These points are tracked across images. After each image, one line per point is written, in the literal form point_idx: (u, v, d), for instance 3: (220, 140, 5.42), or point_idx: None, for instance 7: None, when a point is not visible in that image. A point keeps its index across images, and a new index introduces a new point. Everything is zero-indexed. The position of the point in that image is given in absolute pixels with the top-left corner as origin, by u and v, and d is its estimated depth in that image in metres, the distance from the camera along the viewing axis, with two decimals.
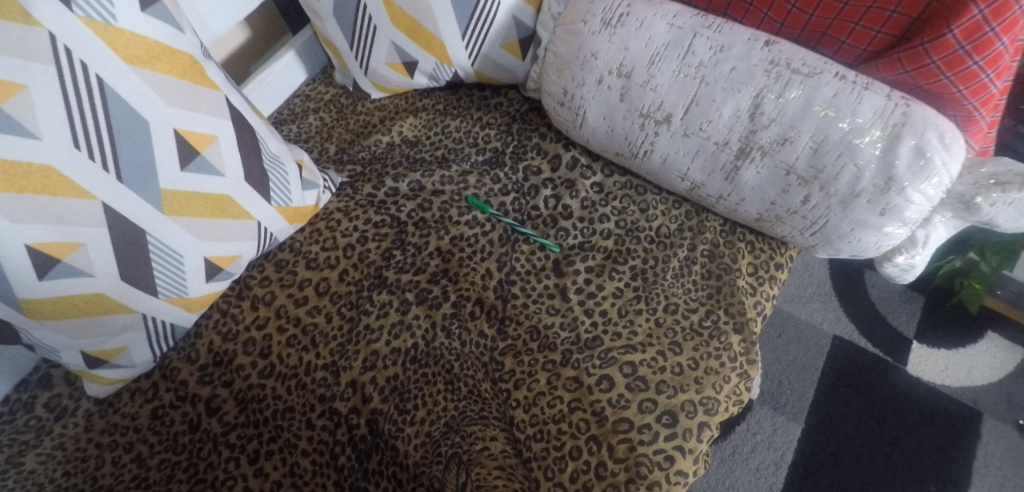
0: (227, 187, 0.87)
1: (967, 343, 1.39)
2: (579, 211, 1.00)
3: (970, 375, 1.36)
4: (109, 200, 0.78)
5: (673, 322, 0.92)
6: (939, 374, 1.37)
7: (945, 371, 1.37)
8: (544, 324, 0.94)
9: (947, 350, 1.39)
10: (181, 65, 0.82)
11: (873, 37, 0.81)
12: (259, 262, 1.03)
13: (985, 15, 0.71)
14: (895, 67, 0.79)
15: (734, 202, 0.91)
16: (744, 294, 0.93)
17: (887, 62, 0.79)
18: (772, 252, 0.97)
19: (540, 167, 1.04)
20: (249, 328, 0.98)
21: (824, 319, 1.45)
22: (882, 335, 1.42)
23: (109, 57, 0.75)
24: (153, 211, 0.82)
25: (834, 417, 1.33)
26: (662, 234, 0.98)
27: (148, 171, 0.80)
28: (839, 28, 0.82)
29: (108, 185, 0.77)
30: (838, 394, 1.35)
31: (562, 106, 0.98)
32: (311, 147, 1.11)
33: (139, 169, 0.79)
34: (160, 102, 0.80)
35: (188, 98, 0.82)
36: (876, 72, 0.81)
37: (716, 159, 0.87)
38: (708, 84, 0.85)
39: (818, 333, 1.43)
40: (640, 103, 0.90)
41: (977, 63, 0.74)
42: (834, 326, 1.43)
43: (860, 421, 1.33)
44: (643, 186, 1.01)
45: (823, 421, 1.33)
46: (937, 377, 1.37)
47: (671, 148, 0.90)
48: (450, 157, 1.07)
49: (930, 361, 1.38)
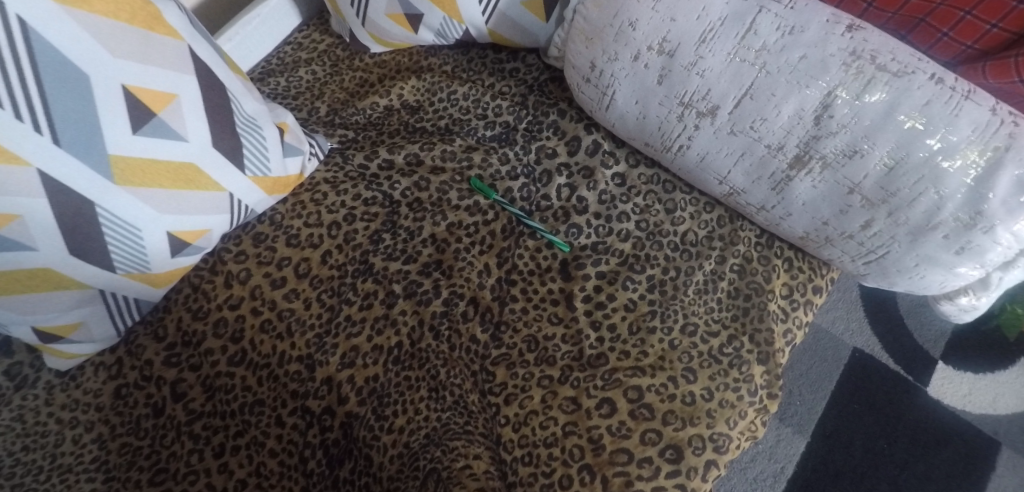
0: (192, 155, 0.76)
1: (996, 368, 1.27)
2: (595, 206, 0.88)
3: (994, 402, 1.25)
4: (48, 166, 0.67)
5: (689, 345, 0.81)
6: (961, 398, 1.25)
7: (968, 396, 1.25)
8: (543, 334, 0.83)
9: (973, 374, 1.27)
10: (126, 6, 0.69)
11: (985, 32, 0.65)
12: (236, 234, 0.93)
13: None
14: (1009, 74, 0.63)
15: (779, 215, 0.77)
16: (773, 320, 0.82)
17: (999, 66, 0.63)
18: (811, 273, 0.85)
19: (556, 149, 0.92)
20: (222, 307, 0.89)
21: (846, 329, 1.32)
22: (907, 351, 1.30)
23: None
24: (102, 181, 0.70)
25: (844, 434, 1.23)
26: (686, 242, 0.86)
27: (93, 133, 0.68)
28: (944, 15, 0.66)
29: (46, 149, 0.66)
30: (850, 410, 1.24)
31: (589, 83, 0.83)
32: (302, 106, 0.99)
33: (84, 131, 0.68)
34: (103, 52, 0.67)
35: (137, 48, 0.70)
36: (980, 77, 0.65)
37: (765, 165, 0.73)
38: (768, 74, 0.69)
39: (839, 343, 1.31)
40: (682, 89, 0.75)
41: None
42: (856, 337, 1.31)
43: (870, 440, 1.22)
44: (672, 183, 0.89)
45: (834, 437, 1.23)
46: (957, 402, 1.25)
47: (712, 145, 0.76)
48: (454, 129, 0.96)
49: (953, 384, 1.27)
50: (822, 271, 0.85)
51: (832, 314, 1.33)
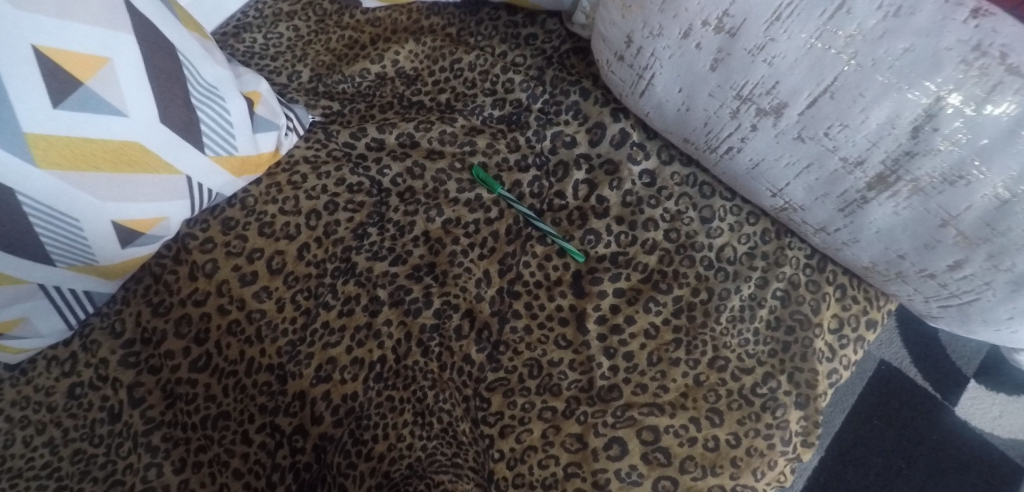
0: (134, 132, 0.63)
1: None
2: (618, 209, 0.76)
3: None
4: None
5: (716, 382, 0.70)
6: (990, 421, 1.00)
7: (998, 420, 1.00)
8: (548, 358, 0.72)
9: (1008, 396, 1.01)
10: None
11: None
12: (202, 218, 0.81)
13: None
14: None
15: (842, 239, 0.64)
16: (817, 358, 0.70)
17: None
18: (866, 304, 0.72)
19: (575, 136, 0.78)
20: (185, 303, 0.78)
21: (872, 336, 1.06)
22: (938, 366, 1.03)
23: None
24: (26, 168, 0.58)
25: (860, 451, 0.99)
26: (722, 259, 0.74)
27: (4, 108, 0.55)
28: None
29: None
30: (870, 424, 1.00)
31: (621, 61, 0.68)
32: (282, 69, 0.85)
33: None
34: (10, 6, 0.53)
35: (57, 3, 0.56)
36: None
37: (836, 180, 0.59)
38: (859, 68, 0.52)
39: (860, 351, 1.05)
40: (742, 79, 0.58)
41: None
42: (882, 348, 1.05)
43: (890, 460, 0.98)
44: (710, 186, 0.75)
45: (848, 453, 0.99)
46: (984, 425, 1.00)
47: (770, 151, 0.61)
48: (456, 105, 0.82)
49: (982, 404, 1.01)
50: (879, 301, 0.73)
51: None
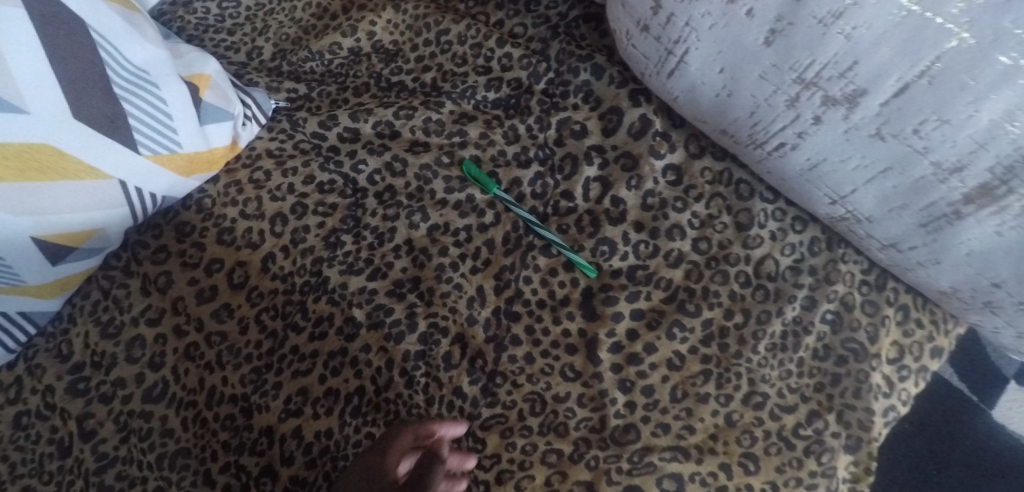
0: (38, 132, 0.51)
1: None
2: (637, 213, 0.63)
3: None
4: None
5: (752, 422, 0.59)
6: None
7: None
8: (553, 393, 0.61)
9: None
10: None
11: None
12: (155, 223, 0.71)
13: None
14: None
15: (918, 259, 0.51)
16: (874, 395, 0.58)
17: None
18: (932, 327, 0.60)
19: (586, 124, 0.65)
20: (138, 322, 0.68)
21: None
22: (973, 361, 0.82)
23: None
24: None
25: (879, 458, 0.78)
26: (762, 274, 0.61)
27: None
28: None
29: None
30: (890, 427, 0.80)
31: (645, 32, 0.54)
32: (241, 45, 0.73)
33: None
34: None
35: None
36: None
37: (922, 189, 0.46)
38: (976, 47, 0.38)
39: None
40: (807, 57, 0.45)
41: None
42: None
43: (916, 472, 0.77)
44: (748, 185, 0.63)
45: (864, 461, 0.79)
46: None
47: (837, 150, 0.48)
48: (443, 86, 0.69)
49: None
50: (946, 325, 0.60)
51: None
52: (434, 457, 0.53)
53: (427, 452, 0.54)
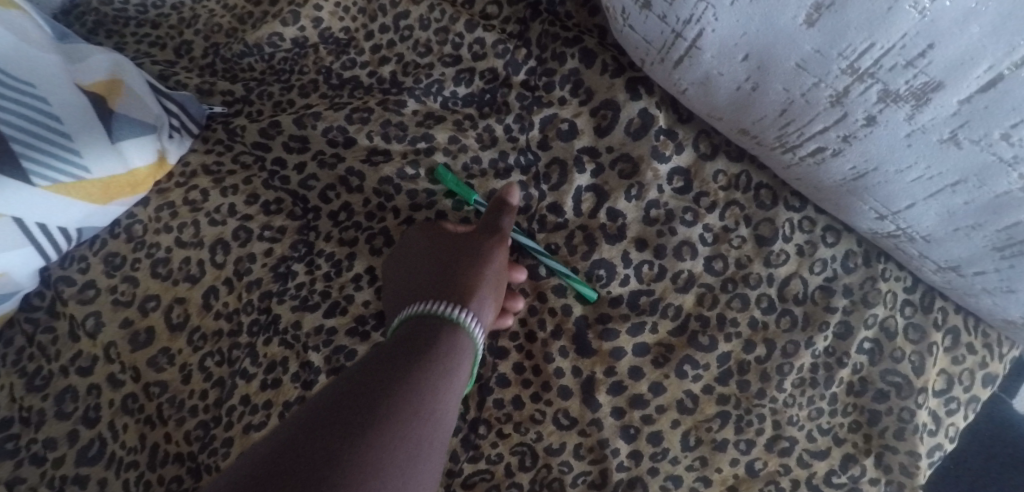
0: None
1: None
2: (638, 228, 0.53)
3: None
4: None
5: (776, 470, 0.50)
6: None
7: None
8: (546, 445, 0.51)
9: None
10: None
11: None
12: (77, 254, 0.60)
13: None
14: None
15: (989, 285, 0.41)
16: (921, 436, 0.49)
17: None
18: (990, 352, 0.50)
19: (574, 121, 0.54)
20: (68, 371, 0.57)
21: None
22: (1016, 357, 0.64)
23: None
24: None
25: None
26: (787, 297, 0.51)
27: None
28: None
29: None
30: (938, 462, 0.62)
31: (647, 10, 0.42)
32: (167, 40, 0.63)
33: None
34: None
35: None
36: None
37: (1005, 205, 0.35)
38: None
39: None
40: (863, 39, 0.33)
41: None
42: None
43: None
44: (770, 189, 0.52)
45: None
46: None
47: (893, 157, 0.38)
48: (404, 80, 0.58)
49: None
50: (1002, 348, 0.50)
51: None
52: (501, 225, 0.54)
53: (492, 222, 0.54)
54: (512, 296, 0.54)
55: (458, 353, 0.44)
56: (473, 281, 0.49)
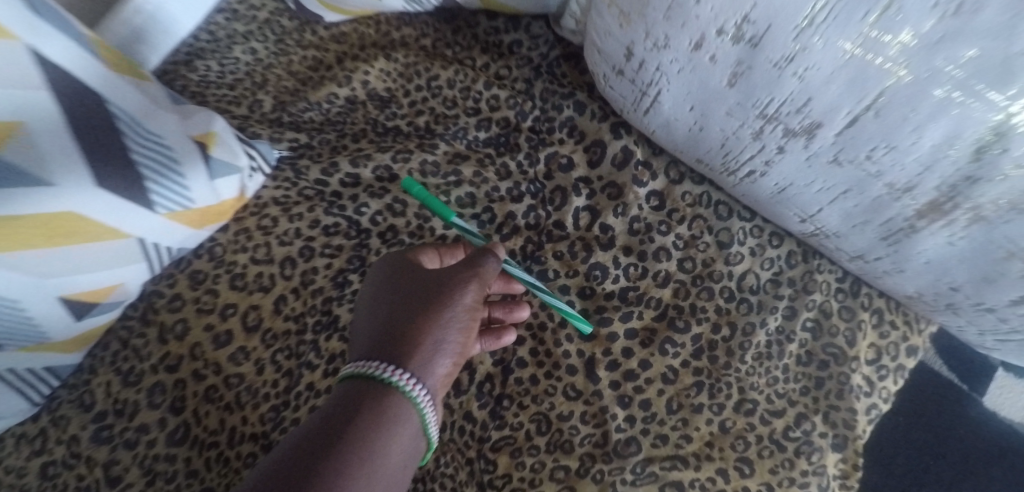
0: (69, 201, 0.55)
1: None
2: (624, 238, 0.67)
3: None
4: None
5: (744, 427, 0.62)
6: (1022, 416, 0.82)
7: None
8: (557, 412, 0.64)
9: None
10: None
11: None
12: (168, 272, 0.74)
13: None
14: None
15: (884, 269, 0.56)
16: (856, 395, 0.62)
17: None
18: (908, 328, 0.64)
19: (572, 158, 0.69)
20: (157, 369, 0.72)
21: None
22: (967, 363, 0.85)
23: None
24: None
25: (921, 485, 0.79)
26: (744, 289, 0.66)
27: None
28: None
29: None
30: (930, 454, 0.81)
31: (621, 76, 0.60)
32: (242, 99, 0.76)
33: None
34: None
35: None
36: None
37: (878, 207, 0.51)
38: (914, 81, 0.42)
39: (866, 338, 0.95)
40: (766, 95, 0.50)
41: None
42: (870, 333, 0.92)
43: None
44: (726, 205, 0.67)
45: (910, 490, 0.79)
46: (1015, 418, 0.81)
47: (802, 176, 0.53)
48: (436, 129, 0.73)
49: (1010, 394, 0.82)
50: (919, 325, 0.65)
51: None
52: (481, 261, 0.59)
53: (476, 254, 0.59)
54: (517, 306, 0.67)
55: (395, 432, 0.50)
56: (428, 330, 0.54)
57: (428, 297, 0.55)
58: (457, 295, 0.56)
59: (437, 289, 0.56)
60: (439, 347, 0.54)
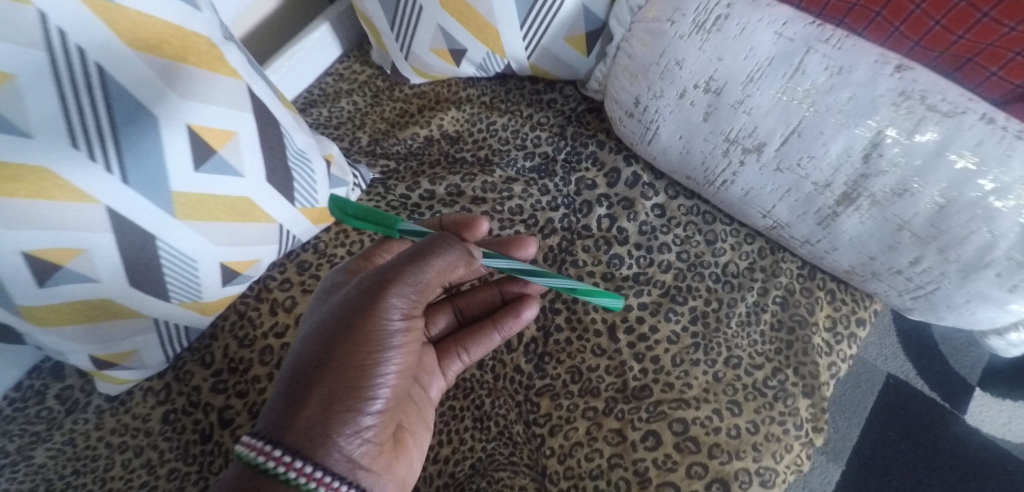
0: (247, 189, 0.79)
1: None
2: (636, 237, 0.90)
3: (1007, 426, 1.20)
4: (87, 185, 0.67)
5: (733, 377, 0.82)
6: (1000, 428, 1.19)
7: (1007, 425, 1.20)
8: (586, 365, 0.84)
9: (1013, 402, 1.21)
10: (159, 35, 0.70)
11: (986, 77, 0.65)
12: (280, 262, 0.96)
13: None
14: (981, 74, 0.65)
15: (823, 249, 0.78)
16: (817, 353, 0.83)
17: (972, 74, 0.66)
18: (854, 305, 0.86)
19: (595, 181, 0.93)
20: (267, 335, 0.91)
21: (880, 355, 1.27)
22: (939, 374, 1.25)
23: (81, 12, 0.65)
24: (149, 204, 0.72)
25: (879, 462, 1.18)
26: (727, 273, 0.88)
27: (154, 154, 0.70)
28: (937, 38, 0.66)
29: (100, 179, 0.68)
30: (885, 435, 1.20)
31: (631, 117, 0.85)
32: (344, 136, 1.01)
33: (144, 155, 0.70)
34: (139, 65, 0.68)
35: (189, 81, 0.72)
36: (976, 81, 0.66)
37: (811, 201, 0.75)
38: (817, 113, 0.70)
39: (871, 369, 1.26)
40: (729, 126, 0.76)
41: None
42: (889, 364, 1.26)
43: (908, 467, 1.18)
44: (711, 214, 0.91)
45: (870, 464, 1.18)
46: (996, 430, 1.19)
47: (757, 181, 0.77)
48: (494, 159, 0.97)
49: (990, 411, 1.21)
50: (865, 302, 0.86)
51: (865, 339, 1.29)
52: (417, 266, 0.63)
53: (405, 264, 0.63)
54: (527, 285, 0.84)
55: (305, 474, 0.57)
56: (334, 365, 0.59)
57: (332, 343, 0.60)
58: (368, 329, 0.61)
59: (345, 329, 0.61)
60: (348, 382, 0.60)
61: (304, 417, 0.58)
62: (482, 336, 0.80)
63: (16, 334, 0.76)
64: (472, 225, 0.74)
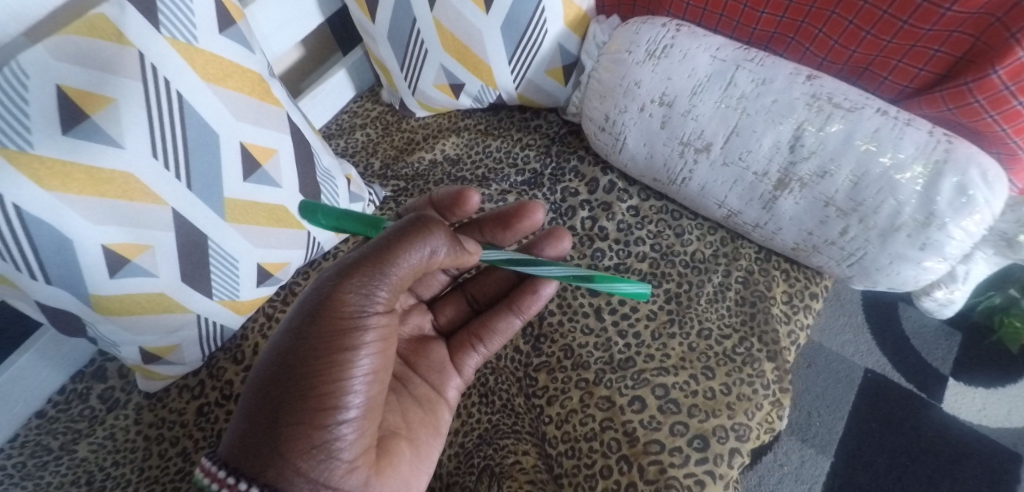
0: (283, 198, 0.93)
1: (1007, 382, 1.33)
2: (615, 234, 1.04)
3: (982, 412, 1.30)
4: (160, 189, 0.81)
5: (705, 347, 0.94)
6: (975, 413, 1.30)
7: (982, 411, 1.30)
8: (577, 342, 0.96)
9: (984, 389, 1.32)
10: (224, 70, 0.86)
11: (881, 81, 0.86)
12: (304, 269, 1.08)
13: (908, 63, 0.82)
14: (876, 78, 0.86)
15: (771, 231, 0.92)
16: (776, 323, 0.95)
17: (869, 78, 0.86)
18: (807, 281, 0.99)
19: (578, 189, 1.08)
20: None
21: (856, 351, 1.39)
22: (914, 366, 1.36)
23: (167, 52, 0.80)
24: (204, 207, 0.85)
25: (864, 453, 1.28)
26: (696, 259, 1.01)
27: (211, 166, 0.85)
28: (838, 53, 0.87)
29: (170, 184, 0.82)
30: (868, 427, 1.31)
31: (603, 132, 1.01)
32: (360, 161, 1.19)
33: (206, 166, 0.84)
34: (205, 91, 0.84)
35: (243, 106, 0.88)
36: (875, 84, 0.87)
37: (754, 188, 0.89)
38: (749, 115, 0.87)
39: (849, 365, 1.38)
40: (682, 131, 0.92)
41: (922, 70, 0.82)
42: (866, 359, 1.38)
43: (893, 456, 1.27)
44: (678, 212, 1.05)
45: (857, 456, 1.28)
46: (972, 416, 1.30)
47: (710, 176, 0.92)
48: (490, 176, 1.12)
49: (965, 399, 1.32)
50: (818, 279, 0.99)
51: (840, 337, 1.41)
52: (376, 274, 0.65)
53: (364, 273, 0.64)
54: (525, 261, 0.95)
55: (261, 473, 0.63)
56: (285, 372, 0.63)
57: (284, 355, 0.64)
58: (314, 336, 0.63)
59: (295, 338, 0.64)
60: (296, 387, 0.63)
61: (263, 438, 0.63)
62: (503, 320, 0.91)
63: (81, 325, 0.86)
64: (465, 197, 0.85)
